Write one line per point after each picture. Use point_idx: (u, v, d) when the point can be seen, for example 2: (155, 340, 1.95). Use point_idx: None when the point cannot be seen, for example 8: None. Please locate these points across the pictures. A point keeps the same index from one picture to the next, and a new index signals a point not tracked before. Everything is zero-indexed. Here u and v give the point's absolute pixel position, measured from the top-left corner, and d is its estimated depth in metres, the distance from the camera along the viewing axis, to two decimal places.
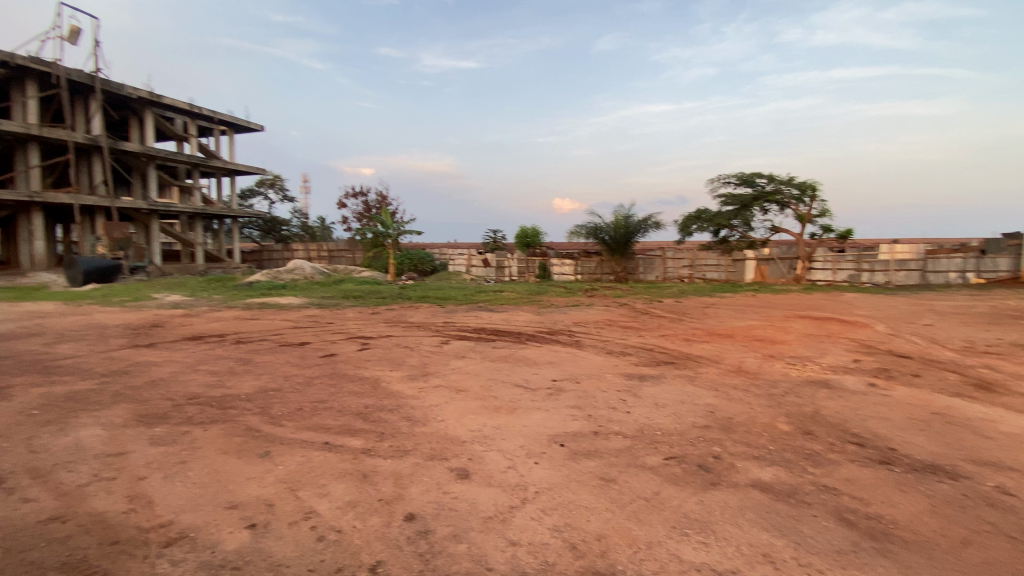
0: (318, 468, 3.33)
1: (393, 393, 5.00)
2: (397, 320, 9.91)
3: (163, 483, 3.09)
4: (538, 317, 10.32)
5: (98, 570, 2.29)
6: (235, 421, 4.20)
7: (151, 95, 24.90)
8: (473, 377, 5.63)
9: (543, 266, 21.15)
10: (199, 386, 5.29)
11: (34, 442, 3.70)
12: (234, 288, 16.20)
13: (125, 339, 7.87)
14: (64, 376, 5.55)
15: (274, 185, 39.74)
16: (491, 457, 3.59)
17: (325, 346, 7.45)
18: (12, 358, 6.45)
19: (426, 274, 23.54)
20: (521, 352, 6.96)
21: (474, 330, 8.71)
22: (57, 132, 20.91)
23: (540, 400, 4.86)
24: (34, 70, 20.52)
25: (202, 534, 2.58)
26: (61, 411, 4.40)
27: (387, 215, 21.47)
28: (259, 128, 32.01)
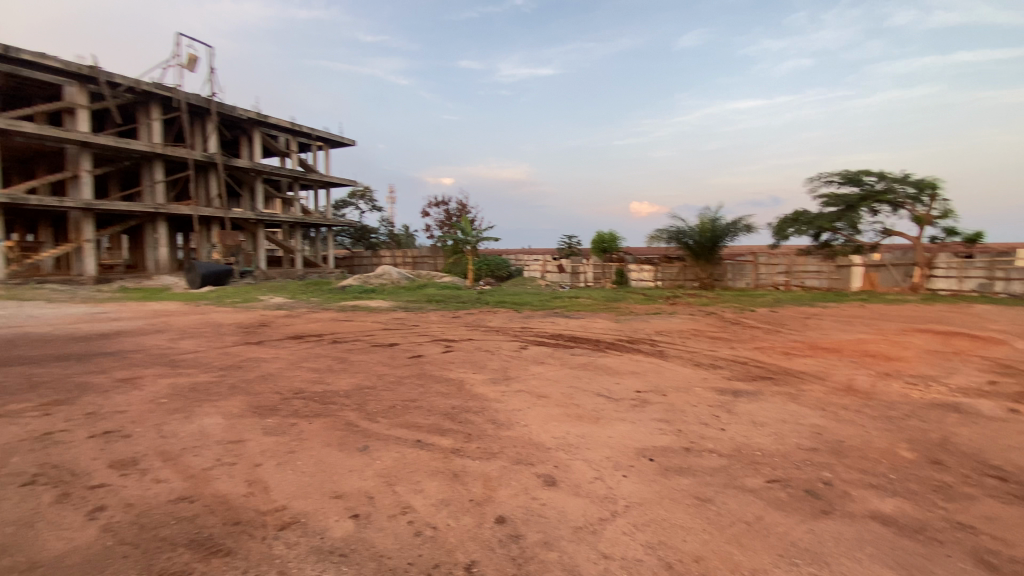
0: (411, 465, 3.47)
1: (477, 396, 5.10)
2: (476, 325, 10.14)
3: (276, 471, 3.37)
4: (617, 324, 10.07)
5: (224, 546, 2.53)
6: (335, 416, 4.50)
7: (258, 116, 27.75)
8: (555, 383, 5.61)
9: (620, 272, 20.69)
10: (302, 381, 5.75)
11: (168, 426, 4.19)
12: (329, 291, 17.51)
13: (238, 336, 8.76)
14: (191, 369, 6.27)
15: (364, 196, 42.53)
16: (577, 466, 3.53)
17: (411, 348, 7.79)
18: (149, 351, 7.40)
19: (503, 280, 23.93)
20: (602, 361, 6.82)
21: (553, 336, 8.68)
22: (179, 150, 23.81)
23: (625, 411, 4.72)
24: (159, 96, 23.56)
25: (312, 520, 2.77)
26: (189, 400, 4.96)
27: (465, 222, 22.13)
28: (351, 142, 34.50)
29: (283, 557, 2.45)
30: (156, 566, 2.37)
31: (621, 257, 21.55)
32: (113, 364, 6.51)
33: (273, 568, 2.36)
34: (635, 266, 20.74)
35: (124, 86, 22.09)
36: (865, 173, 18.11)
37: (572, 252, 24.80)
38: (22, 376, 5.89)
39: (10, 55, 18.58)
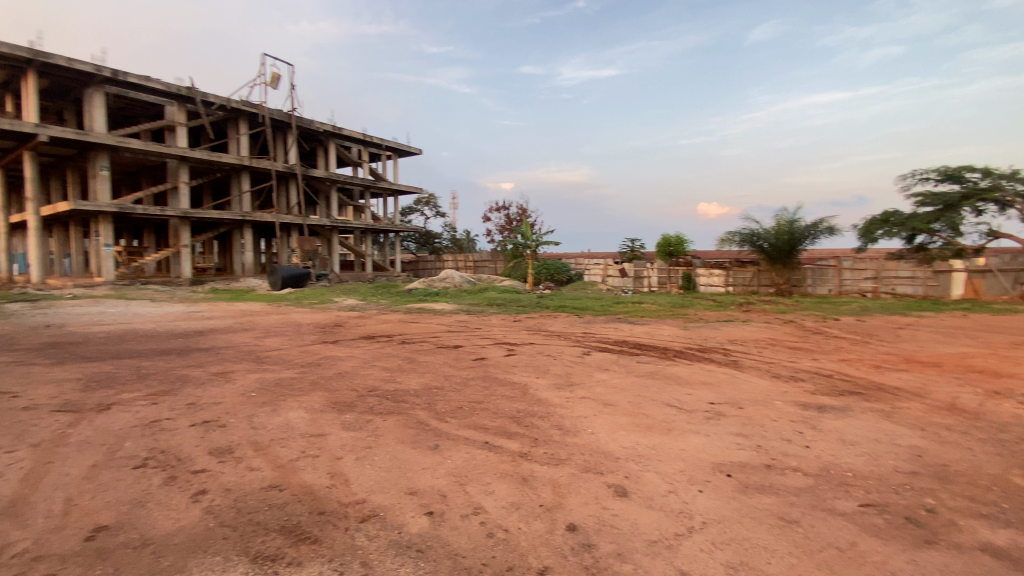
0: (481, 467, 3.52)
1: (542, 400, 5.10)
2: (538, 329, 10.17)
3: (355, 465, 3.55)
4: (684, 331, 9.72)
5: (312, 534, 2.68)
6: (406, 415, 4.67)
7: (333, 128, 29.49)
8: (621, 390, 5.50)
9: (687, 276, 20.00)
10: (374, 380, 6.01)
11: (257, 419, 4.52)
12: (396, 294, 18.25)
13: (315, 335, 9.33)
14: (275, 365, 6.74)
15: (428, 202, 43.97)
16: (649, 477, 3.43)
17: (475, 350, 7.93)
18: (238, 348, 8.05)
19: (563, 284, 23.84)
20: (670, 369, 6.60)
21: (618, 343, 8.52)
22: (263, 162, 25.77)
23: (697, 423, 4.53)
24: (247, 112, 25.64)
25: (390, 515, 2.89)
26: (274, 394, 5.33)
27: (526, 226, 22.28)
28: (417, 151, 35.83)
29: (365, 548, 2.56)
30: (252, 547, 2.56)
31: (688, 262, 20.76)
32: (208, 359, 7.14)
33: (356, 558, 2.48)
34: (704, 270, 19.83)
35: (217, 104, 24.24)
36: (968, 169, 16.40)
37: (635, 257, 24.08)
38: (134, 368, 6.59)
39: (125, 80, 20.95)
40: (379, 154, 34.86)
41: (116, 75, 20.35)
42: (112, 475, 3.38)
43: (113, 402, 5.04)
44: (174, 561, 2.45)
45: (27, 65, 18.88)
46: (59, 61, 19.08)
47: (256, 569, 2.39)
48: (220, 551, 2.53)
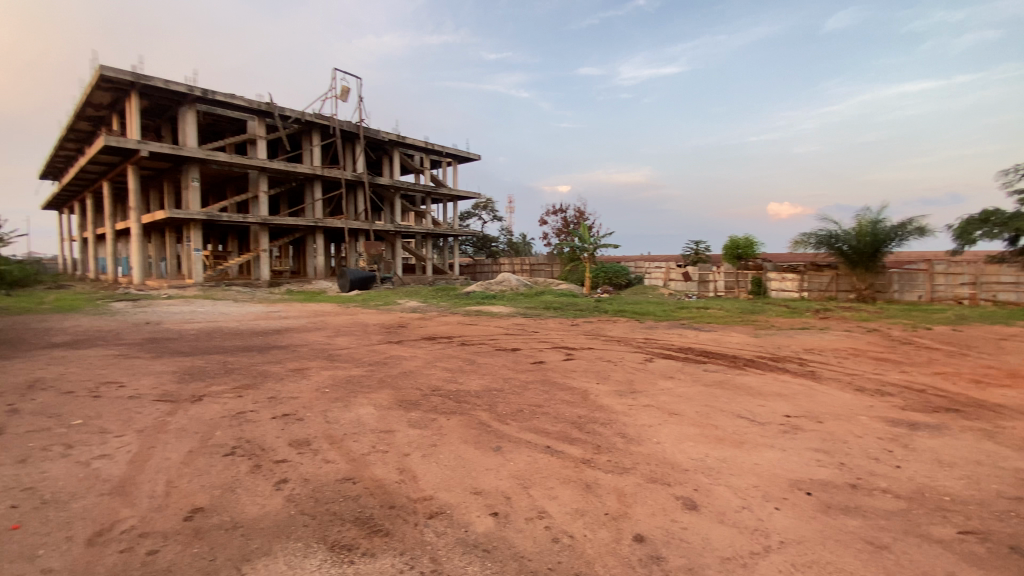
0: (544, 471, 3.52)
1: (604, 407, 5.01)
2: (597, 333, 10.03)
3: (422, 462, 3.66)
4: (754, 339, 9.22)
5: (384, 527, 2.79)
6: (469, 415, 4.75)
7: (397, 136, 30.69)
8: (687, 400, 5.30)
9: (756, 281, 19.01)
10: (437, 379, 6.18)
11: (329, 414, 4.77)
12: (455, 296, 18.67)
13: (381, 335, 9.73)
14: (345, 363, 7.09)
15: (486, 207, 44.70)
16: (719, 491, 3.28)
17: (534, 354, 7.94)
18: (311, 346, 8.54)
19: (621, 288, 23.41)
20: (739, 378, 6.29)
21: (681, 349, 8.23)
22: (333, 171, 27.24)
23: (771, 436, 4.28)
24: (319, 124, 27.24)
25: (456, 513, 2.95)
26: (344, 391, 5.60)
27: (584, 229, 22.09)
28: (477, 157, 36.56)
29: (433, 544, 2.63)
30: (329, 535, 2.70)
31: (758, 265, 19.69)
32: (284, 356, 7.62)
33: (425, 553, 2.55)
34: (775, 274, 18.57)
35: (293, 118, 25.93)
36: None
37: (699, 260, 23.47)
38: (221, 363, 7.16)
39: (213, 99, 22.91)
40: (440, 161, 35.88)
41: (206, 94, 22.30)
42: (205, 461, 3.69)
43: (204, 393, 5.50)
44: (261, 544, 2.63)
45: (133, 88, 21.09)
46: (159, 84, 21.17)
47: (334, 556, 2.52)
48: (301, 537, 2.69)
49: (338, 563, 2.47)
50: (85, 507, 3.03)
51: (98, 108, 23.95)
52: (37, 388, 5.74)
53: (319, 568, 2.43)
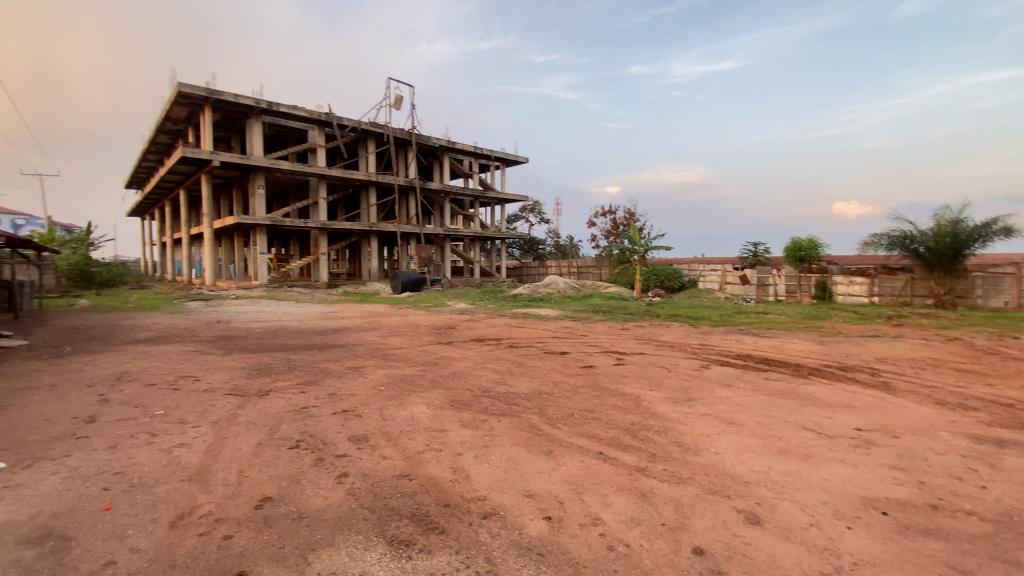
0: (598, 477, 3.47)
1: (658, 414, 4.89)
2: (649, 338, 9.80)
3: (475, 462, 3.71)
4: (819, 347, 8.70)
5: (439, 525, 2.84)
6: (520, 417, 4.76)
7: (448, 142, 31.35)
8: (747, 409, 5.07)
9: (821, 283, 17.81)
10: (487, 381, 6.24)
11: (386, 411, 4.92)
12: (504, 299, 18.81)
13: (432, 336, 9.94)
14: (399, 363, 7.30)
15: (533, 210, 44.82)
16: (785, 507, 3.11)
17: (584, 358, 7.85)
18: (366, 345, 8.85)
19: (674, 291, 22.77)
20: (803, 388, 5.96)
21: (739, 356, 7.90)
22: (387, 177, 28.18)
23: (840, 451, 4.02)
24: (374, 132, 28.28)
25: (510, 515, 2.96)
26: (398, 390, 5.77)
27: (635, 231, 21.66)
28: (524, 160, 36.75)
29: (489, 545, 2.65)
30: (388, 530, 2.78)
31: (823, 268, 18.58)
32: (342, 354, 7.94)
33: (480, 553, 2.58)
34: (842, 277, 17.40)
35: (350, 127, 27.07)
36: None
37: (757, 263, 22.51)
38: (284, 360, 7.55)
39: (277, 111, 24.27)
40: (488, 165, 36.33)
41: (270, 106, 23.67)
42: (273, 453, 3.90)
43: (270, 389, 5.82)
44: (325, 535, 2.74)
45: (206, 103, 22.70)
46: (229, 98, 22.68)
47: (393, 551, 2.60)
48: (362, 530, 2.78)
49: (397, 557, 2.54)
50: (167, 492, 3.27)
51: (176, 122, 25.95)
52: (125, 379, 6.27)
53: (380, 561, 2.51)
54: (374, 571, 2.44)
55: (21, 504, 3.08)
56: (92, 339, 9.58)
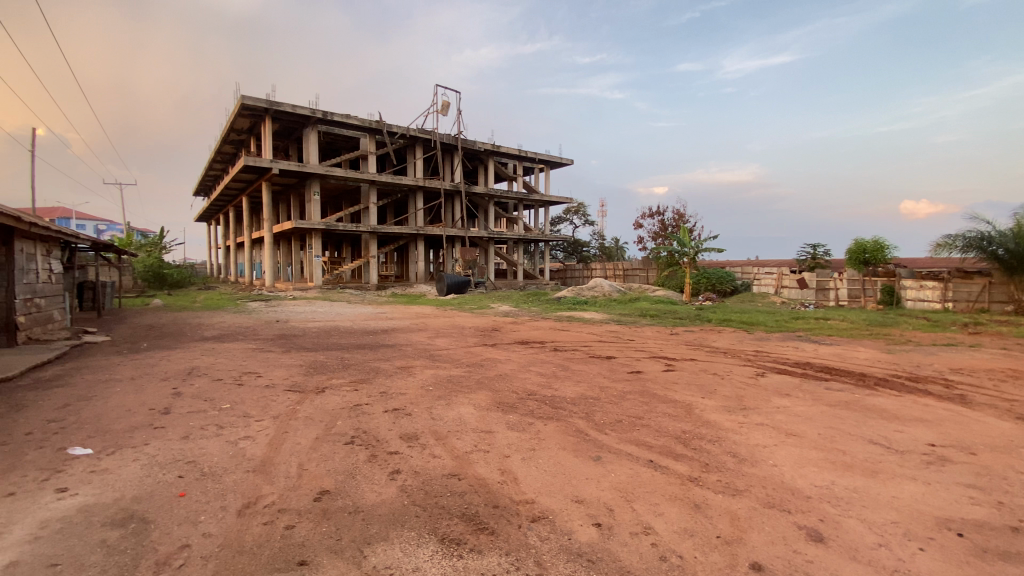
0: (648, 485, 3.40)
1: (711, 423, 4.73)
2: (699, 344, 9.51)
3: (522, 464, 3.73)
4: (886, 356, 8.14)
5: (489, 526, 2.88)
6: (567, 421, 4.74)
7: (493, 146, 31.68)
8: (807, 420, 4.82)
9: (887, 288, 16.62)
10: (533, 384, 6.25)
11: (435, 411, 5.02)
12: (548, 301, 18.80)
13: (477, 338, 10.07)
14: (446, 363, 7.44)
15: (578, 212, 44.54)
16: (850, 525, 2.93)
17: (631, 363, 7.72)
18: (415, 346, 9.07)
19: (725, 295, 22.00)
20: (869, 399, 5.60)
21: (797, 364, 7.52)
22: (434, 182, 28.80)
23: (911, 467, 3.75)
24: (421, 139, 29.01)
25: (558, 519, 2.96)
26: (446, 390, 5.87)
27: (684, 233, 21.09)
28: (569, 162, 36.62)
29: (538, 548, 2.66)
30: (439, 528, 2.84)
31: (889, 271, 17.37)
32: (391, 354, 8.19)
33: (530, 556, 2.59)
34: (911, 281, 16.12)
35: (399, 133, 27.88)
36: None
37: (817, 266, 21.39)
38: (338, 358, 7.87)
39: (331, 120, 25.34)
40: (533, 168, 36.43)
41: (325, 116, 24.74)
42: (329, 448, 4.07)
43: (326, 386, 6.08)
44: (379, 529, 2.84)
45: (267, 114, 24.01)
46: (288, 109, 23.88)
47: (444, 548, 2.65)
48: (414, 527, 2.85)
49: (448, 555, 2.59)
50: (235, 481, 3.49)
51: (240, 133, 27.60)
52: (195, 374, 6.72)
53: (432, 558, 2.57)
54: (427, 567, 2.50)
55: (108, 487, 3.36)
56: (166, 336, 10.32)
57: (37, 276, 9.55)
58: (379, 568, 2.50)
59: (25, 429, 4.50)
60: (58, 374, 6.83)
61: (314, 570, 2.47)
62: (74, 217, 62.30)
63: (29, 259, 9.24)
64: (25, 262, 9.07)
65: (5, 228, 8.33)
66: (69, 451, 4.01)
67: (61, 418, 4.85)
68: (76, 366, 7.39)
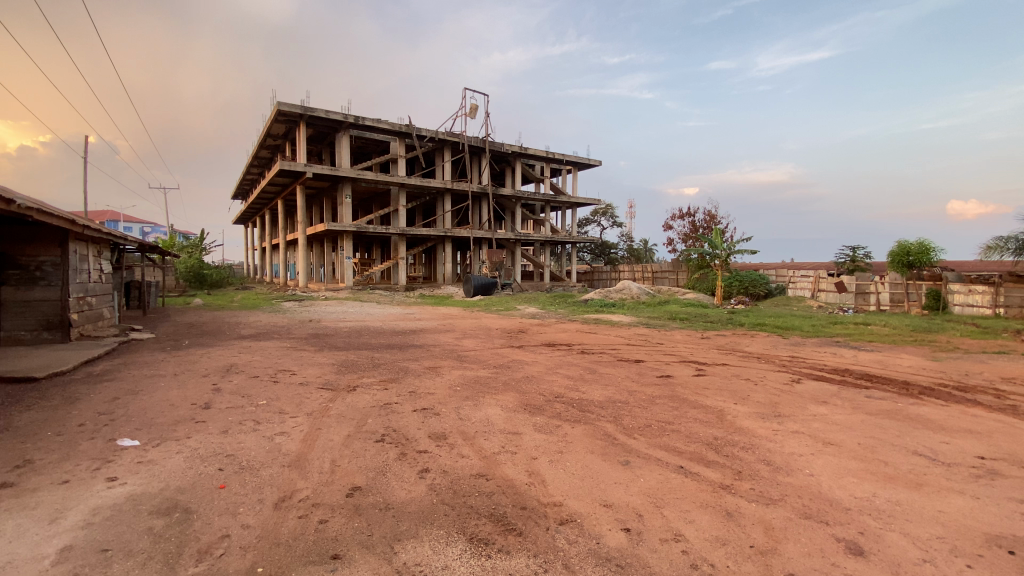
0: (678, 492, 3.35)
1: (743, 429, 4.61)
2: (731, 348, 9.30)
3: (550, 467, 3.72)
4: (931, 363, 7.76)
5: (517, 527, 2.89)
6: (595, 425, 4.71)
7: (520, 148, 31.76)
8: (846, 429, 4.64)
9: (932, 293, 15.81)
10: (560, 386, 6.23)
11: (462, 411, 5.07)
12: (576, 303, 18.69)
13: (504, 339, 10.11)
14: (473, 364, 7.49)
15: (605, 213, 44.22)
16: (893, 539, 2.81)
17: (660, 367, 7.59)
18: (443, 346, 9.17)
19: (759, 298, 21.45)
20: (913, 409, 5.36)
21: (835, 371, 7.26)
22: (462, 184, 29.08)
23: (959, 481, 3.57)
24: (450, 142, 29.34)
25: (587, 523, 2.94)
26: (473, 391, 5.92)
27: (716, 234, 20.64)
28: (597, 164, 36.40)
29: (566, 552, 2.65)
30: (468, 528, 2.87)
31: (935, 275, 16.53)
32: (419, 354, 8.30)
33: (558, 559, 2.59)
34: (959, 285, 15.46)
35: (428, 137, 28.27)
36: None
37: (857, 269, 20.59)
38: (369, 358, 8.03)
39: (363, 124, 25.89)
40: (561, 170, 36.35)
41: (357, 120, 25.31)
42: (361, 445, 4.16)
43: (356, 385, 6.21)
44: (409, 527, 2.88)
45: (301, 120, 24.71)
46: (321, 114, 24.53)
47: (473, 548, 2.67)
48: (443, 526, 2.89)
49: (477, 555, 2.61)
50: (271, 475, 3.60)
51: (276, 138, 28.49)
52: (232, 371, 6.97)
53: (461, 557, 2.60)
54: (455, 565, 2.53)
55: (153, 478, 3.52)
56: (205, 334, 10.73)
57: (88, 276, 10.08)
58: (409, 564, 2.54)
59: (78, 421, 4.76)
60: (107, 369, 7.18)
61: (346, 564, 2.54)
62: (121, 220, 65.58)
63: (81, 260, 9.76)
64: (78, 262, 9.59)
65: (60, 230, 8.83)
66: (118, 442, 4.22)
67: (110, 411, 5.11)
68: (123, 361, 7.77)
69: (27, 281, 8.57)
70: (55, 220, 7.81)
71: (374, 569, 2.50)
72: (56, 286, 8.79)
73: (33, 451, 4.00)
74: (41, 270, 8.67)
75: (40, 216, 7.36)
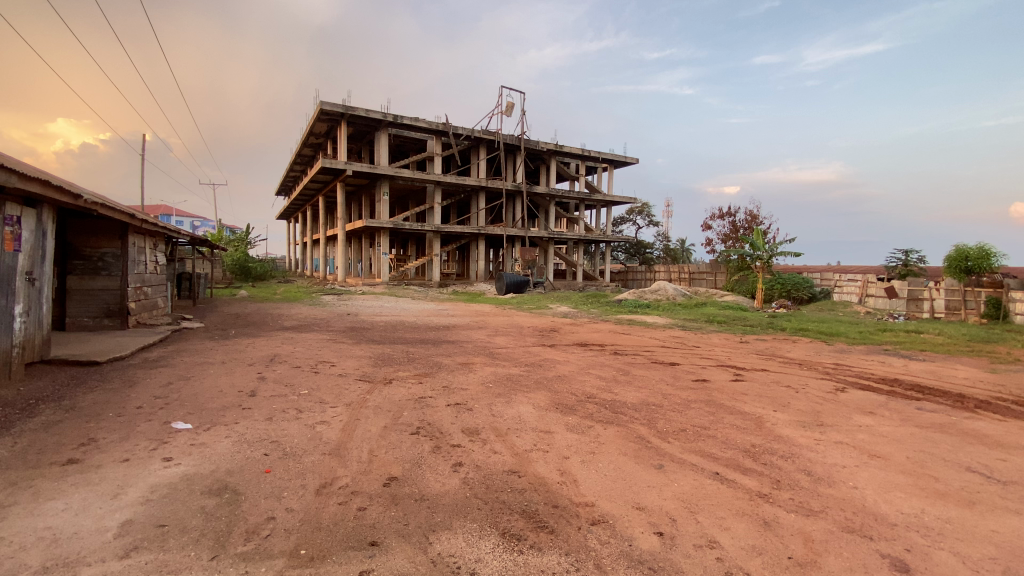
0: (713, 498, 3.29)
1: (783, 437, 4.49)
2: (770, 353, 9.00)
3: (582, 466, 3.74)
4: (990, 375, 7.30)
5: (549, 525, 2.91)
6: (627, 427, 4.68)
7: (555, 146, 31.67)
8: (893, 442, 4.44)
9: (993, 300, 14.54)
10: (593, 386, 6.24)
11: (494, 408, 5.12)
12: (609, 303, 18.52)
13: (536, 337, 10.15)
14: (505, 362, 7.54)
15: (642, 212, 43.57)
16: (942, 558, 2.69)
17: (696, 370, 7.44)
18: (476, 343, 9.26)
19: (802, 302, 20.75)
20: (968, 423, 5.07)
21: (883, 380, 6.92)
22: (496, 183, 29.23)
23: (1016, 500, 3.37)
24: (486, 140, 29.44)
25: (618, 524, 2.94)
26: (505, 388, 5.97)
27: (757, 236, 19.98)
28: (634, 160, 35.86)
29: (598, 552, 2.66)
30: (500, 523, 2.92)
31: (997, 281, 15.42)
32: (452, 350, 8.43)
33: (590, 558, 2.61)
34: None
35: (464, 135, 28.47)
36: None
37: (909, 274, 19.57)
38: (403, 351, 8.23)
39: (401, 123, 26.37)
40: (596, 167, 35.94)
41: (395, 120, 25.79)
42: (397, 436, 4.29)
43: (392, 377, 6.40)
44: (444, 518, 2.96)
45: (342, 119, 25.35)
46: (361, 113, 25.10)
47: (505, 543, 2.72)
48: (476, 519, 2.95)
49: (510, 550, 2.66)
50: (312, 462, 3.76)
51: (318, 136, 29.40)
52: (276, 361, 7.27)
53: (493, 550, 2.65)
54: (488, 559, 2.58)
55: (204, 460, 3.74)
56: (250, 325, 11.23)
57: (145, 267, 10.71)
58: (443, 555, 2.60)
59: (136, 403, 5.09)
60: (161, 355, 7.64)
61: (383, 551, 2.63)
62: (173, 214, 69.24)
63: (139, 252, 10.38)
64: (136, 254, 10.20)
65: (120, 223, 9.38)
66: (172, 425, 4.49)
67: (165, 395, 5.43)
68: (176, 349, 8.22)
69: (91, 271, 9.16)
70: (116, 213, 8.30)
71: (410, 557, 2.58)
72: (116, 276, 9.36)
73: (96, 431, 4.29)
74: (103, 260, 9.24)
75: (102, 211, 7.87)
